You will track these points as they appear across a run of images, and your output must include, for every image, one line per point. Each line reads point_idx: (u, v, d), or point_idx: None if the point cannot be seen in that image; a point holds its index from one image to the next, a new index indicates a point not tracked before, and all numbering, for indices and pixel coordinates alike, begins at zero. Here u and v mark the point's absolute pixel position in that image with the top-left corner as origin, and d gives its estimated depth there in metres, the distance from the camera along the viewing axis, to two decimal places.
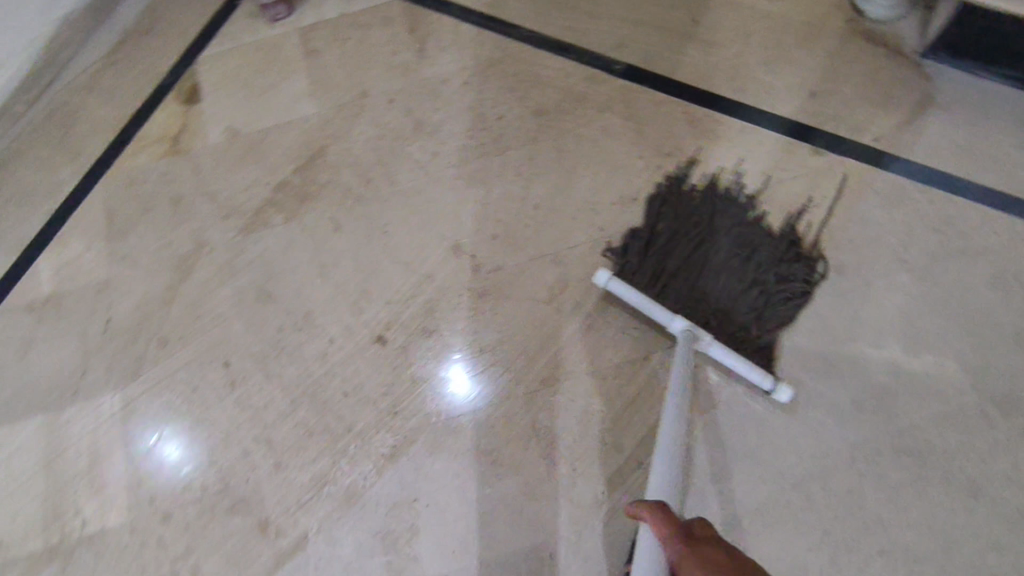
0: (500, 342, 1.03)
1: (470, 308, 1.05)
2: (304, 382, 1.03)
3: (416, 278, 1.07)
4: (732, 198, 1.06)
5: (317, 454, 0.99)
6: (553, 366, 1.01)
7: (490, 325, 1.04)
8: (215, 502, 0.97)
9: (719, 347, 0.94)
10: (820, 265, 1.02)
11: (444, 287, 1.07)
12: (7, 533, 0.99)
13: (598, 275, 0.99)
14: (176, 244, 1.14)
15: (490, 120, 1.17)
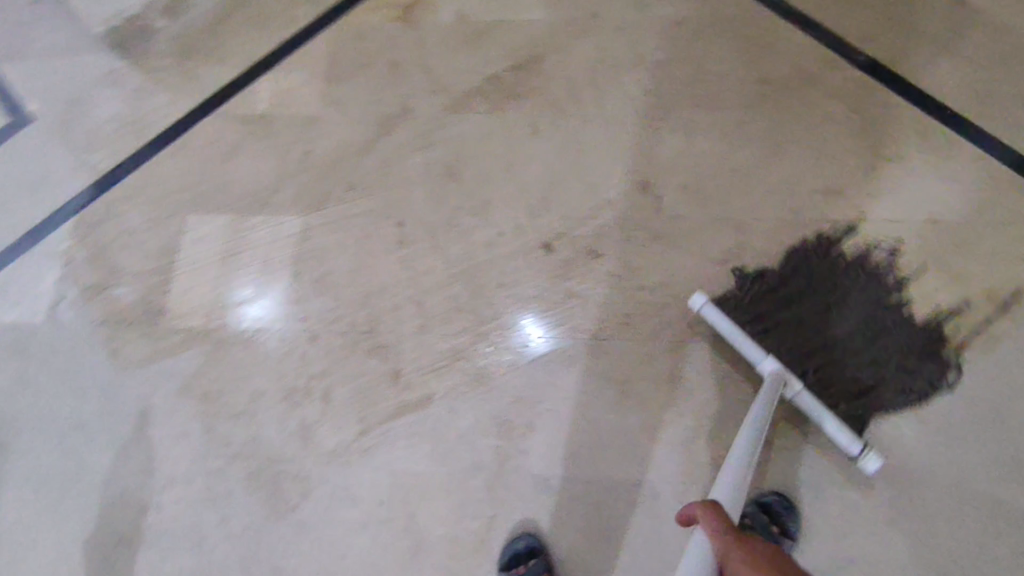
0: (660, 286, 1.05)
1: (640, 246, 1.07)
2: (466, 263, 1.08)
3: (597, 203, 1.11)
4: (858, 271, 1.03)
5: (461, 330, 1.04)
6: (705, 324, 1.02)
7: (655, 268, 1.06)
8: (360, 340, 1.04)
9: (808, 398, 0.92)
10: (934, 363, 0.98)
11: (621, 219, 1.09)
12: (178, 305, 1.10)
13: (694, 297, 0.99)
14: (384, 102, 1.19)
15: (711, 76, 1.17)
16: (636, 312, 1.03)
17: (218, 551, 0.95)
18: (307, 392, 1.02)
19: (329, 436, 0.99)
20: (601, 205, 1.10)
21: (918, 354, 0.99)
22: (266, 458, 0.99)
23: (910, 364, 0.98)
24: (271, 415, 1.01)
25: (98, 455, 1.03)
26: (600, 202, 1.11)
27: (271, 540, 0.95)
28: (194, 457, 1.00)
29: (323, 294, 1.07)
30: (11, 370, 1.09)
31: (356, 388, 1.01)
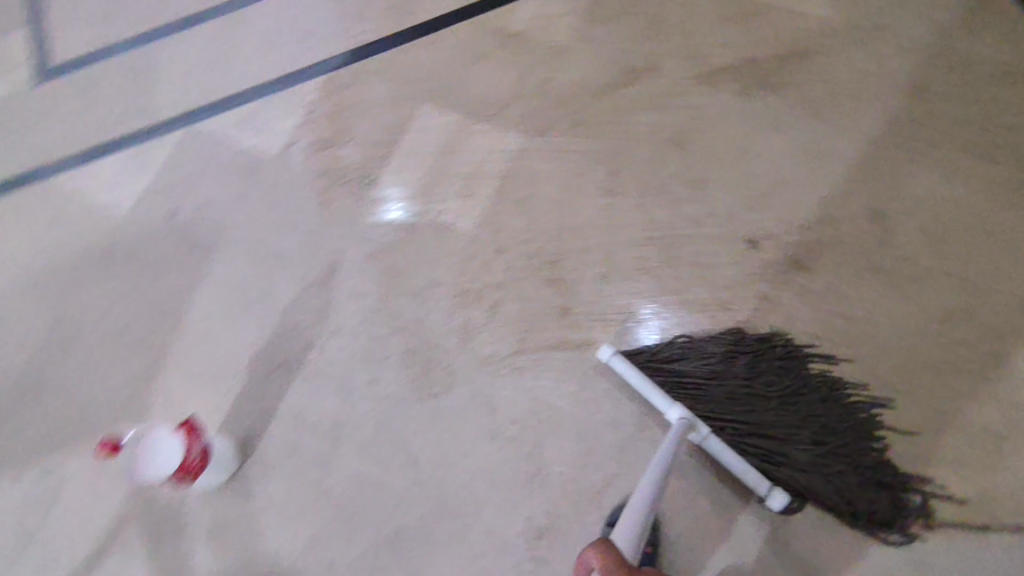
0: (859, 319, 0.98)
1: (852, 273, 1.01)
2: (666, 231, 1.07)
3: (819, 215, 1.04)
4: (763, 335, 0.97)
5: (640, 292, 1.03)
6: (895, 374, 0.95)
7: (860, 300, 0.99)
8: (542, 268, 1.06)
9: (717, 442, 0.89)
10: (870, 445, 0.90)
11: (841, 240, 1.03)
12: (387, 179, 1.16)
13: (600, 349, 0.97)
14: (635, 53, 1.19)
15: (994, 125, 1.07)
16: (825, 337, 0.98)
17: (359, 407, 1.01)
18: (480, 297, 1.06)
19: (487, 344, 1.03)
20: (824, 219, 1.04)
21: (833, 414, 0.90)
22: (425, 342, 1.04)
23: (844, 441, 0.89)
24: (441, 306, 1.06)
25: (283, 285, 1.10)
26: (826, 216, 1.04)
27: (407, 414, 1.00)
28: (363, 317, 1.06)
29: (522, 214, 1.10)
30: (234, 187, 1.18)
31: (525, 309, 1.04)
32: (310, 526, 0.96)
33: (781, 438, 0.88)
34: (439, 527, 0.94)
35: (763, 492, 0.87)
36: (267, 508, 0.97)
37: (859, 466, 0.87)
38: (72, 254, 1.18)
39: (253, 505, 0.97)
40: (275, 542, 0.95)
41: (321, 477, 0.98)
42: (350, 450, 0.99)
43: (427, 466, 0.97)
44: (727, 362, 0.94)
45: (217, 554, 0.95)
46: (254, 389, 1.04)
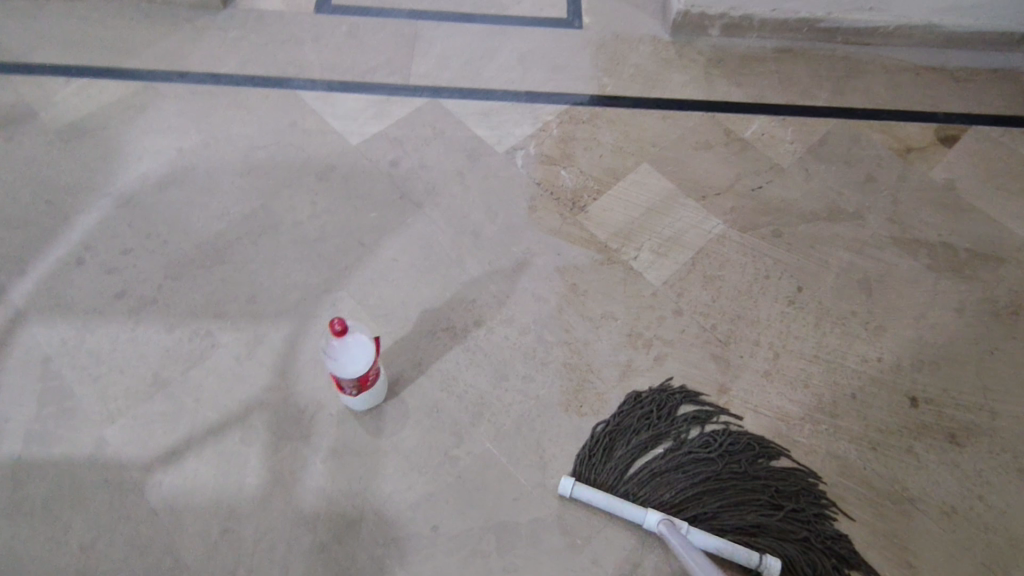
0: (1005, 511, 0.98)
1: (1006, 467, 1.02)
2: (835, 357, 1.11)
3: (983, 403, 1.08)
4: (707, 427, 1.02)
5: (798, 401, 1.06)
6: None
7: (1008, 494, 1.00)
8: (712, 342, 1.10)
9: (700, 532, 0.91)
10: (841, 544, 0.93)
11: (1000, 433, 1.05)
12: (593, 210, 1.23)
13: (561, 482, 0.95)
14: (841, 197, 1.29)
15: None
16: (968, 515, 0.98)
17: (506, 395, 1.03)
18: (648, 344, 1.09)
19: (642, 388, 1.05)
20: (985, 407, 1.08)
21: (799, 521, 0.94)
22: (586, 363, 1.07)
23: (816, 540, 0.92)
24: (610, 338, 1.10)
25: (472, 262, 1.16)
26: (986, 406, 1.08)
27: (550, 421, 1.02)
28: (536, 318, 1.11)
29: (707, 289, 1.16)
30: (456, 164, 1.26)
31: (686, 371, 1.07)
32: (428, 485, 0.96)
33: (750, 515, 0.93)
34: (549, 538, 0.92)
35: (756, 564, 0.89)
36: (393, 451, 0.98)
37: (823, 544, 0.92)
38: (293, 159, 1.24)
39: (381, 443, 0.99)
40: (390, 487, 0.95)
41: (451, 443, 0.99)
42: (486, 430, 1.01)
43: (554, 477, 0.97)
44: (666, 436, 1.00)
45: (332, 473, 0.96)
46: (416, 340, 1.07)
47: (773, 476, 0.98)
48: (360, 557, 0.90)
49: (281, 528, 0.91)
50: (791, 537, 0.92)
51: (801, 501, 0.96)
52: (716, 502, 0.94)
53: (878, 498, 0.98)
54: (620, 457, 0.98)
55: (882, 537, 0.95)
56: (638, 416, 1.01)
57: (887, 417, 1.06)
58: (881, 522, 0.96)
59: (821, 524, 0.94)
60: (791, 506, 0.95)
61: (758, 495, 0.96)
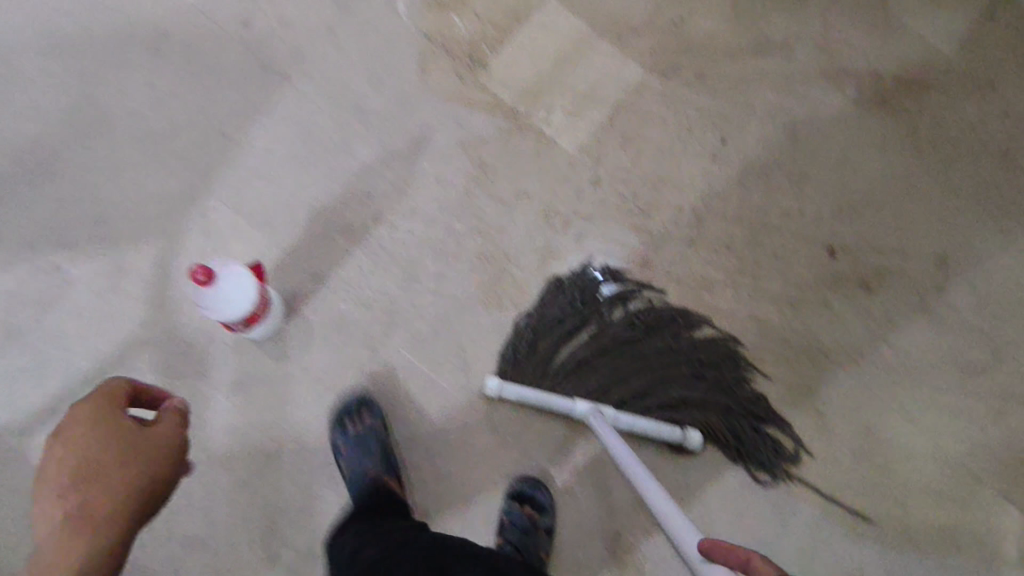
0: (902, 351, 1.04)
1: (907, 307, 1.06)
2: (757, 214, 1.06)
3: (895, 245, 1.09)
4: (631, 306, 0.99)
5: (720, 266, 1.03)
6: (917, 409, 1.03)
7: (907, 333, 1.05)
8: (633, 212, 1.03)
9: (626, 414, 0.91)
10: (757, 403, 0.98)
11: (906, 274, 1.08)
12: (496, 66, 1.05)
13: (487, 383, 0.92)
14: (770, 25, 1.15)
15: None
16: (870, 357, 1.03)
17: (419, 298, 0.95)
18: (566, 222, 1.01)
19: (563, 272, 0.99)
20: (895, 249, 1.09)
21: (719, 388, 0.97)
22: (501, 251, 0.98)
23: (735, 404, 0.96)
24: (525, 220, 1.00)
25: (361, 146, 0.99)
26: (897, 247, 1.09)
27: (469, 320, 0.95)
28: (443, 207, 0.99)
29: (627, 152, 1.05)
30: (323, 17, 1.02)
31: (608, 248, 1.01)
32: (348, 404, 0.91)
33: (674, 389, 0.95)
34: (478, 439, 0.92)
35: (680, 439, 0.92)
36: (304, 374, 0.91)
37: (741, 406, 0.97)
38: (110, 27, 0.97)
39: (288, 368, 0.91)
40: (306, 413, 0.90)
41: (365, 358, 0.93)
42: (401, 339, 0.94)
43: (478, 377, 0.94)
44: (591, 321, 0.97)
45: (241, 407, 0.89)
46: (310, 248, 0.95)
47: (696, 348, 0.98)
48: (286, 485, 0.88)
49: (198, 469, 0.87)
50: (711, 405, 0.96)
51: (721, 369, 0.98)
52: (642, 381, 0.95)
53: (792, 354, 1.01)
54: (544, 350, 0.95)
55: (794, 390, 1.00)
56: (560, 303, 0.97)
57: (804, 271, 1.05)
58: (792, 377, 1.00)
59: (740, 388, 0.97)
60: (712, 376, 0.97)
61: (680, 369, 0.96)
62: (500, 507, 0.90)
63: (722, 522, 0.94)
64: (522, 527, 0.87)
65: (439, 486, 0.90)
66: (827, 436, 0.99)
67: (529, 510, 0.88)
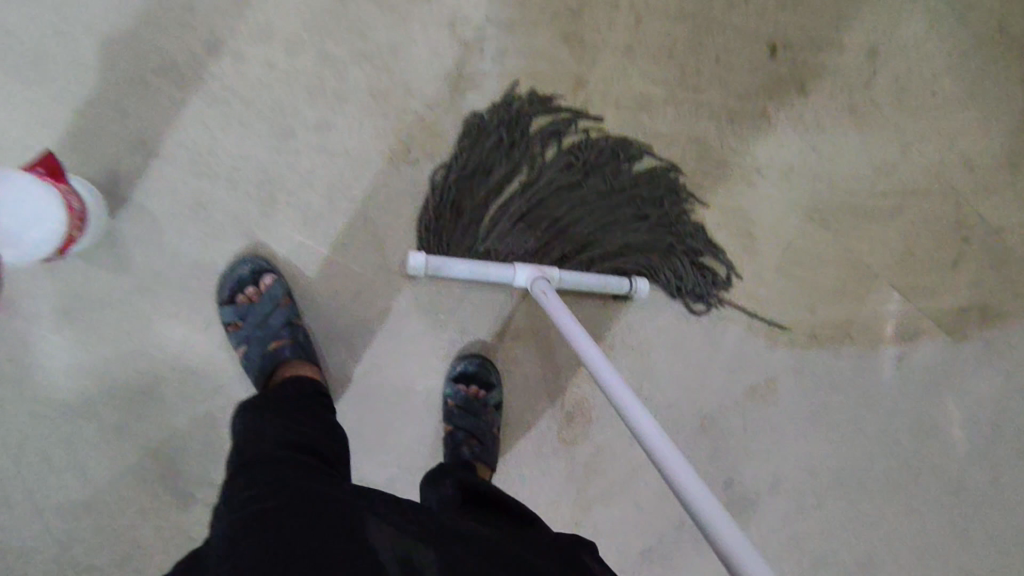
0: (830, 158, 1.00)
1: (837, 110, 1.00)
2: (699, 9, 0.89)
3: (833, 38, 0.98)
4: (566, 143, 0.83)
5: (660, 78, 0.88)
6: (834, 215, 1.02)
7: (835, 139, 1.00)
8: (560, 16, 0.82)
9: (571, 274, 0.82)
10: (696, 235, 0.91)
11: (841, 71, 0.99)
12: None
13: (411, 259, 0.75)
14: None
15: None
16: (802, 167, 0.98)
17: (306, 158, 0.75)
18: (479, 36, 0.79)
19: (481, 107, 0.80)
20: (833, 43, 0.98)
21: (661, 226, 0.88)
22: (400, 84, 0.77)
23: (676, 241, 0.90)
24: (425, 37, 0.78)
25: None
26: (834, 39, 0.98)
27: (375, 180, 0.77)
28: (311, 29, 0.75)
29: None
30: None
31: (533, 67, 0.81)
32: (240, 309, 0.72)
33: (616, 234, 0.86)
34: (407, 322, 0.79)
35: (627, 290, 0.86)
36: (178, 275, 0.72)
37: (681, 241, 0.90)
38: None
39: (157, 270, 0.71)
40: (187, 322, 0.72)
41: (249, 243, 0.73)
42: (291, 214, 0.75)
43: (396, 250, 0.78)
44: (523, 166, 0.80)
45: (101, 327, 0.70)
46: (135, 101, 0.70)
47: (637, 184, 0.86)
48: (181, 410, 0.73)
49: (62, 407, 0.70)
50: (653, 246, 0.88)
51: (662, 204, 0.88)
52: (583, 231, 0.84)
53: (730, 175, 0.93)
54: (472, 209, 0.79)
55: (729, 214, 0.94)
56: (485, 149, 0.78)
57: (747, 77, 0.93)
58: (728, 200, 0.94)
59: (680, 222, 0.90)
60: (654, 214, 0.88)
61: (623, 211, 0.86)
62: (443, 387, 0.80)
63: (659, 356, 0.93)
64: (468, 408, 0.78)
65: (370, 383, 0.78)
66: (756, 257, 0.97)
67: (473, 390, 0.79)
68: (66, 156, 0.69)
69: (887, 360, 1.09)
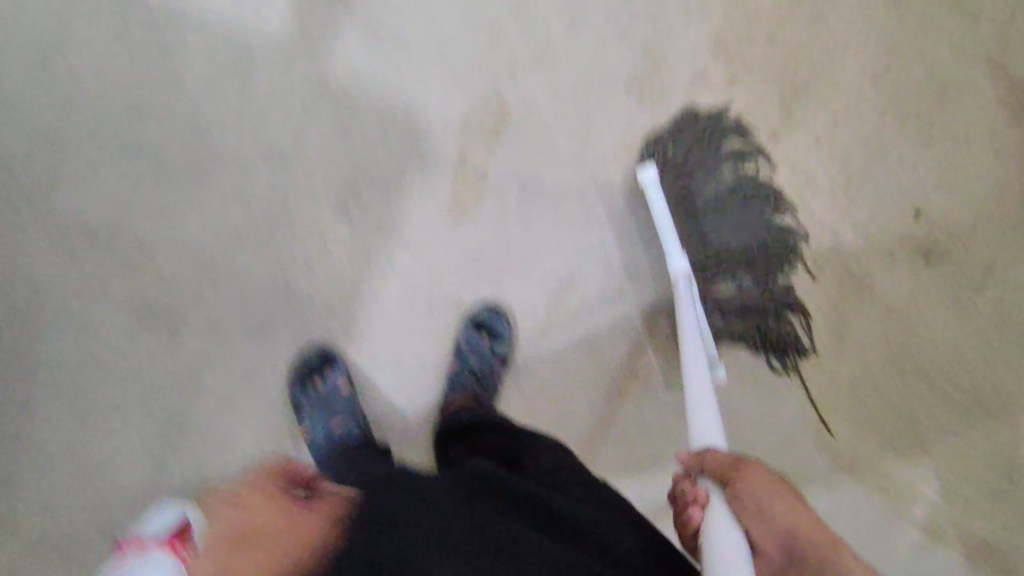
0: (940, 334, 1.04)
1: (962, 303, 1.05)
2: (877, 152, 1.07)
3: (984, 245, 1.06)
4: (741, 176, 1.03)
5: (828, 176, 1.06)
6: (927, 384, 1.03)
7: (950, 323, 1.04)
8: (784, 88, 1.04)
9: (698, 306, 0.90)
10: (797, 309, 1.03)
11: (979, 276, 1.05)
12: None
13: (648, 169, 0.91)
14: None
15: None
16: (911, 319, 1.04)
17: (576, 53, 0.93)
18: (727, 63, 1.01)
19: (700, 112, 1.01)
20: (981, 248, 1.06)
21: (771, 281, 1.04)
22: (663, 54, 0.97)
23: (777, 301, 1.03)
24: (696, 36, 0.98)
25: None
26: (968, 237, 1.06)
27: (609, 99, 0.94)
28: None
29: (806, 31, 1.04)
30: None
31: (747, 109, 1.03)
32: (453, 113, 0.87)
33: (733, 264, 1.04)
34: (568, 207, 0.91)
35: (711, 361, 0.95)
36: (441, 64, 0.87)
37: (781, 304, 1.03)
38: None
39: (429, 52, 0.86)
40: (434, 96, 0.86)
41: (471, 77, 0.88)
42: (543, 81, 0.91)
43: (591, 154, 0.93)
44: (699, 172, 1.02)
45: (370, 58, 0.83)
46: None
47: (768, 237, 1.04)
48: (381, 154, 0.84)
49: (303, 92, 0.81)
50: (746, 315, 1.04)
51: (782, 291, 1.04)
52: (714, 245, 1.03)
53: (846, 279, 1.05)
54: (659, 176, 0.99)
55: (835, 310, 1.04)
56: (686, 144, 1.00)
57: (892, 221, 1.06)
58: (836, 297, 1.04)
59: (789, 316, 1.03)
60: (773, 289, 1.04)
61: (749, 266, 1.04)
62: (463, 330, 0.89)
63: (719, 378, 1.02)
64: (477, 354, 0.87)
65: (516, 231, 0.90)
66: (843, 360, 1.03)
67: (487, 341, 0.87)
68: None
69: (920, 555, 1.01)
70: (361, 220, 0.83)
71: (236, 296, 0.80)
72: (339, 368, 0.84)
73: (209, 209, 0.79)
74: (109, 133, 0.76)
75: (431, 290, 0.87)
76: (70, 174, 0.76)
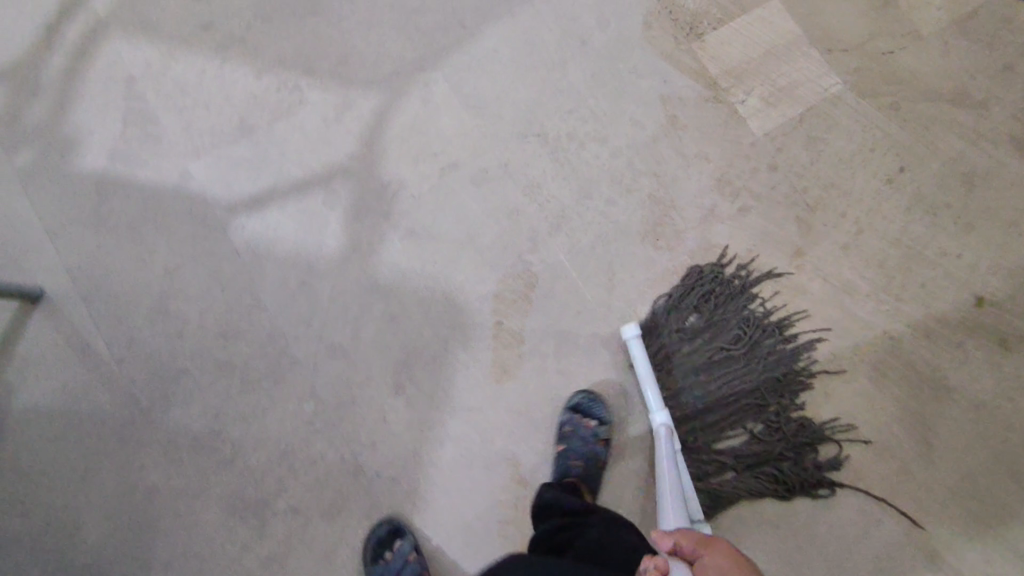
0: None
1: None
2: (916, 246, 1.05)
3: None
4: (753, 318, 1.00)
5: (871, 277, 1.04)
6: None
7: None
8: (799, 205, 1.07)
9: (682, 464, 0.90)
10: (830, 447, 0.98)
11: None
12: (722, 49, 1.13)
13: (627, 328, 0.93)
14: (989, 69, 1.11)
15: None
16: (997, 412, 0.98)
17: (588, 214, 1.03)
18: (735, 194, 1.07)
19: (721, 244, 1.04)
20: None
21: (798, 426, 0.97)
22: (670, 199, 1.05)
23: (803, 448, 0.96)
24: (700, 179, 1.07)
25: (575, 70, 1.08)
26: None
27: (626, 248, 1.02)
28: (630, 143, 1.06)
29: (808, 151, 1.10)
30: None
31: (768, 231, 1.05)
32: (484, 287, 0.97)
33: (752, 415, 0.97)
34: (604, 353, 0.97)
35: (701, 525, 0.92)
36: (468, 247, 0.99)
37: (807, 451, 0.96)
38: None
39: (456, 240, 0.99)
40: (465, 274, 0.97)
41: (496, 253, 0.99)
42: (562, 243, 1.01)
43: (618, 300, 0.99)
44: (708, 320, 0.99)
45: (408, 254, 0.97)
46: (507, 140, 1.04)
47: (791, 378, 0.98)
48: (426, 333, 0.95)
49: (354, 292, 0.95)
50: (752, 467, 0.96)
51: (796, 433, 0.97)
52: (732, 396, 0.97)
53: (917, 379, 0.99)
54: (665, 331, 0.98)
55: (911, 414, 0.98)
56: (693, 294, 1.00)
57: (951, 312, 1.02)
58: (909, 400, 0.99)
59: (809, 457, 0.96)
60: (788, 433, 0.96)
61: (761, 413, 0.97)
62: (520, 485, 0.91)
63: (803, 503, 0.96)
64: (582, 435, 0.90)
65: (558, 384, 0.95)
66: (932, 468, 0.96)
67: (591, 422, 0.91)
68: (452, 154, 1.02)
69: None
70: (416, 395, 0.93)
71: (309, 481, 0.88)
72: (406, 536, 0.87)
73: (288, 407, 0.90)
74: (207, 355, 0.90)
75: (484, 451, 0.92)
76: (170, 399, 0.89)
